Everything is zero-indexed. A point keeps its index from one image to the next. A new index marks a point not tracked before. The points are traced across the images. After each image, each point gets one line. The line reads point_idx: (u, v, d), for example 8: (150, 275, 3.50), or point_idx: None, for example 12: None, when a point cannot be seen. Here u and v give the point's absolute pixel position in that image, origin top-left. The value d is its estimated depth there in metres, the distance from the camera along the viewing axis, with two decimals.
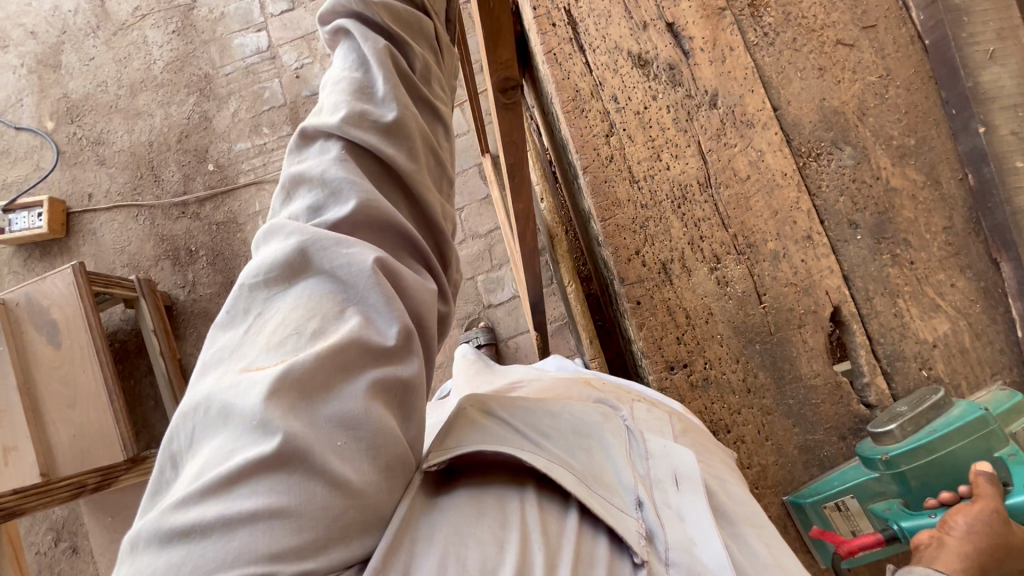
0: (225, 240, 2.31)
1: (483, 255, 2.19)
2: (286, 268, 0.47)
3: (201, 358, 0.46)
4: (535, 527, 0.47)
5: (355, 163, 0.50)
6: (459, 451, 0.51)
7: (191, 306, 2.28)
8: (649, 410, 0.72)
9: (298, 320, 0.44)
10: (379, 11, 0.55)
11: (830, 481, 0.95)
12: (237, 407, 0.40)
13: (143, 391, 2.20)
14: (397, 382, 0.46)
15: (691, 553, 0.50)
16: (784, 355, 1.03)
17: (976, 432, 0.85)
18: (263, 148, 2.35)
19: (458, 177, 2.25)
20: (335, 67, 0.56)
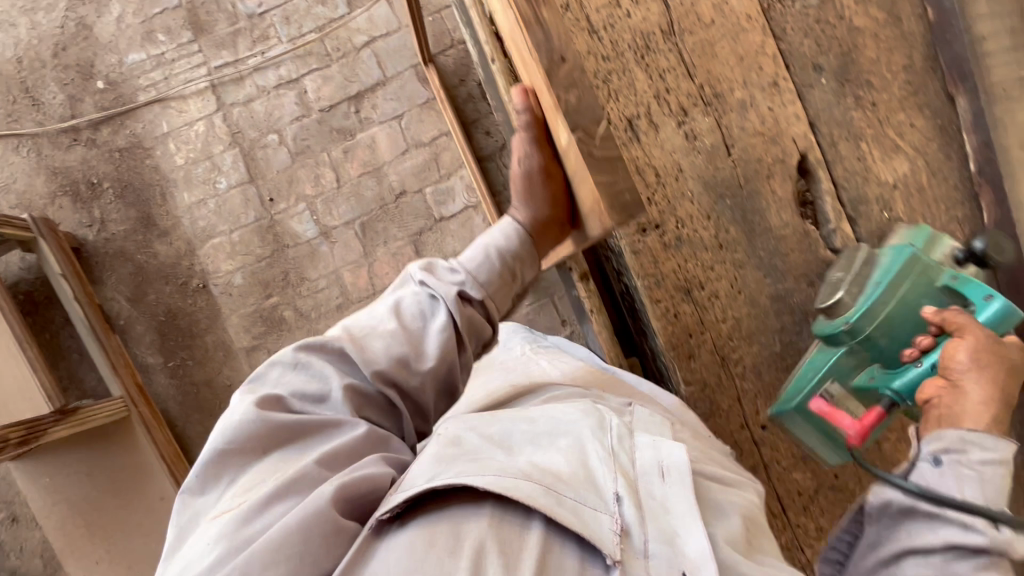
0: (132, 168, 2.03)
1: (428, 166, 2.05)
2: (248, 446, 0.65)
3: (175, 518, 0.65)
4: (492, 539, 0.57)
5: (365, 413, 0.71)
6: (410, 489, 0.61)
7: (104, 246, 2.02)
8: (651, 415, 0.85)
9: (260, 477, 0.64)
10: (465, 317, 0.75)
11: (803, 375, 0.94)
12: (210, 535, 0.60)
13: (64, 345, 1.98)
14: (350, 476, 0.63)
15: (673, 545, 0.62)
16: (754, 208, 1.00)
17: (919, 268, 0.88)
18: (161, 59, 2.04)
19: (393, 80, 2.04)
20: (408, 307, 0.76)
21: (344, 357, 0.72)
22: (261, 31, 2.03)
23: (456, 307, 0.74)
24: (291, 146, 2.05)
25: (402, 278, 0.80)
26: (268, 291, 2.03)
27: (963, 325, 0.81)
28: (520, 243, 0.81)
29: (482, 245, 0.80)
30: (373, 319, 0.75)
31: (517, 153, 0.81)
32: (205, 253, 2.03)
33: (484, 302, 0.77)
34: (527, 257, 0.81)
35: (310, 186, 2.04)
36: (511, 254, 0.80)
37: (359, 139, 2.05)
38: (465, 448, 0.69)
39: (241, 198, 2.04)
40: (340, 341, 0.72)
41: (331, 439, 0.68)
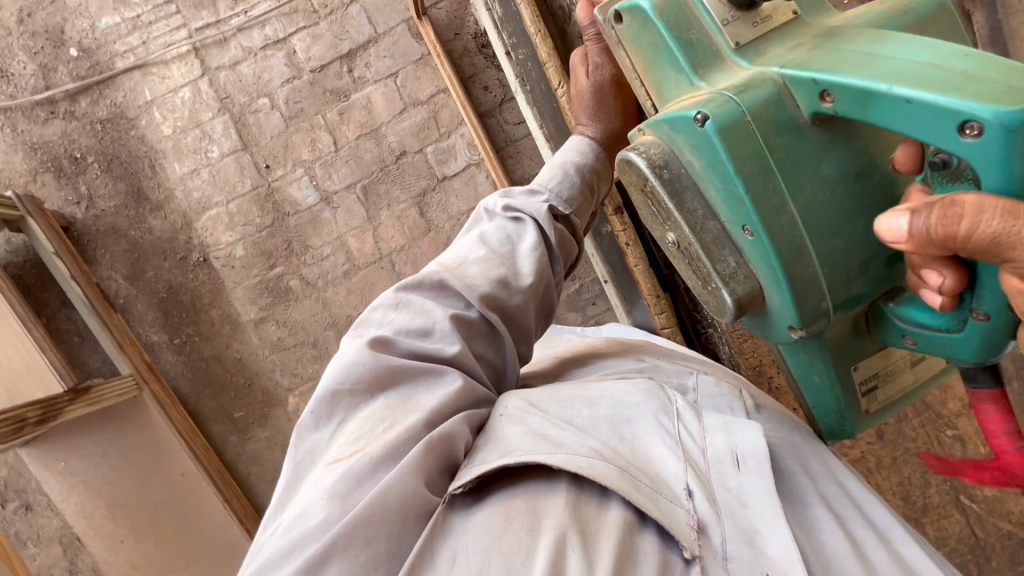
0: (117, 140, 1.94)
1: (428, 125, 2.00)
2: (366, 387, 0.66)
3: (291, 455, 0.67)
4: (570, 523, 0.55)
5: (469, 333, 0.71)
6: (481, 470, 0.59)
7: (95, 224, 1.95)
8: (718, 385, 0.83)
9: (373, 422, 0.64)
10: (555, 230, 0.75)
11: (814, 400, 0.71)
12: (319, 490, 0.61)
13: (62, 328, 1.91)
14: (435, 437, 0.62)
15: (755, 544, 0.59)
16: None
17: (759, 172, 0.54)
18: (137, 23, 1.92)
19: (385, 37, 1.97)
20: (491, 234, 0.75)
21: (442, 288, 0.72)
22: None
23: (546, 222, 0.75)
24: (284, 110, 1.97)
25: (477, 211, 0.79)
26: (271, 261, 1.99)
27: (1005, 236, 0.42)
28: (594, 158, 0.79)
29: (558, 163, 0.78)
30: (459, 252, 0.75)
31: (584, 67, 0.76)
32: (202, 226, 1.97)
33: (569, 216, 0.78)
34: (604, 172, 0.80)
35: (307, 151, 1.98)
36: (590, 169, 0.78)
37: (354, 100, 1.98)
38: (529, 426, 0.65)
39: (235, 166, 1.97)
40: (436, 274, 0.72)
41: (434, 379, 0.68)
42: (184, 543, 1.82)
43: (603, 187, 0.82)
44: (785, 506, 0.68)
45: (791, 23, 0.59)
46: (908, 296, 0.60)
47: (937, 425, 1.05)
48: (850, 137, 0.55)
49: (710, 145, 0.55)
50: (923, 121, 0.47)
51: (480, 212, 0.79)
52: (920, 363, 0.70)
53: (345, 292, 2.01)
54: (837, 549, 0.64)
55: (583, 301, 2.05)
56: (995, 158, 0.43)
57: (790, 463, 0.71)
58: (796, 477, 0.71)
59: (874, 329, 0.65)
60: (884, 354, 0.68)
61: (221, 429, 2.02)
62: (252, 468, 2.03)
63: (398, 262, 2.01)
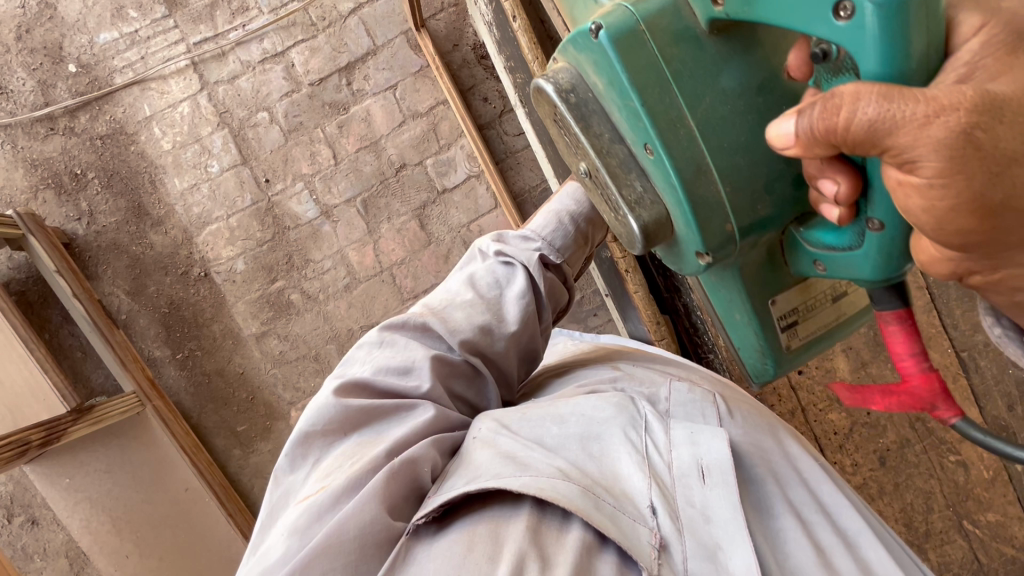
0: (117, 156, 1.94)
1: (427, 137, 1.99)
2: (338, 427, 0.65)
3: (269, 497, 0.66)
4: (529, 548, 0.55)
5: (449, 375, 0.69)
6: (449, 495, 0.59)
7: (96, 240, 1.95)
8: (692, 391, 0.78)
9: (341, 459, 0.64)
10: (545, 281, 0.73)
11: (738, 337, 0.71)
12: (286, 525, 0.60)
13: (65, 344, 1.92)
14: (397, 464, 0.61)
15: (716, 561, 0.58)
16: None
17: (655, 85, 0.54)
18: (135, 38, 1.93)
19: (383, 50, 1.96)
20: (481, 277, 0.74)
21: (425, 330, 0.71)
22: (240, 2, 1.93)
23: (536, 270, 0.73)
24: (283, 123, 1.97)
25: (472, 251, 0.78)
26: (272, 275, 1.99)
27: (882, 123, 0.40)
28: (590, 204, 0.77)
29: (553, 211, 0.76)
30: (448, 292, 0.74)
31: None
32: (203, 241, 1.98)
33: (560, 266, 0.75)
34: (599, 221, 0.78)
35: (307, 165, 1.98)
36: (585, 218, 0.77)
37: (352, 113, 1.98)
38: (501, 448, 0.65)
39: (235, 180, 1.97)
40: (420, 316, 0.71)
41: (406, 415, 0.66)
42: (189, 558, 1.84)
43: (598, 233, 0.79)
44: (751, 515, 0.66)
45: None
46: (817, 221, 0.59)
47: (939, 451, 1.06)
48: (749, 48, 0.55)
49: (607, 59, 0.56)
50: (803, 17, 0.47)
51: (475, 252, 0.77)
52: (842, 300, 0.69)
53: (346, 305, 2.01)
54: (806, 562, 0.63)
55: (583, 312, 2.04)
56: (864, 44, 0.43)
57: (760, 470, 0.70)
58: (767, 484, 0.69)
59: (790, 259, 0.64)
60: (806, 285, 0.67)
61: (224, 443, 2.02)
62: (256, 482, 2.03)
63: (399, 276, 2.01)
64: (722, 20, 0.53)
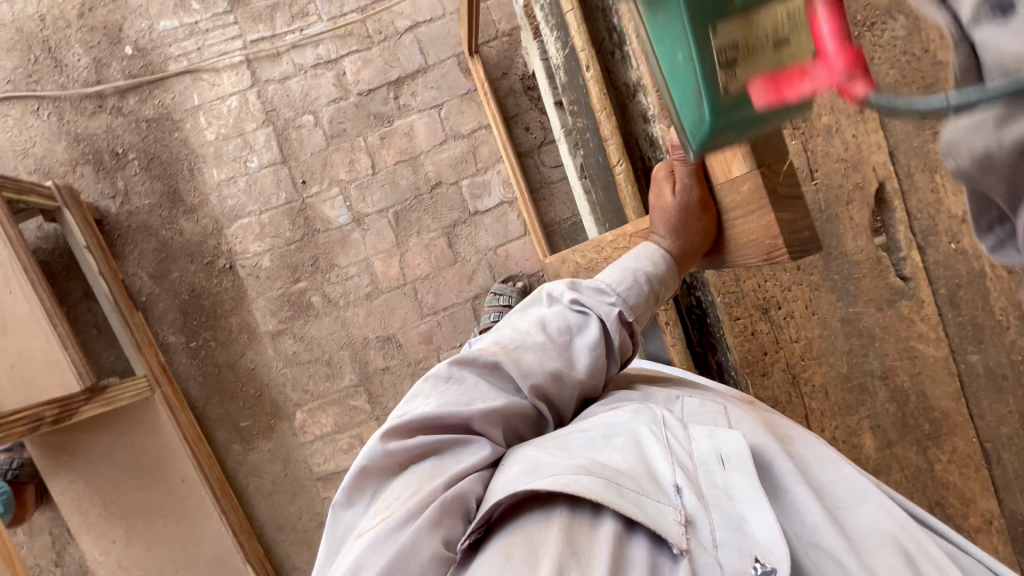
0: (160, 140, 1.97)
1: (466, 158, 2.02)
2: (396, 462, 0.66)
3: (330, 533, 0.68)
4: (564, 544, 0.55)
5: (510, 417, 0.69)
6: (489, 505, 0.60)
7: (127, 220, 1.96)
8: (703, 406, 0.77)
9: (397, 492, 0.64)
10: (620, 334, 0.75)
11: (682, 105, 0.49)
12: (346, 558, 0.61)
13: (81, 319, 1.93)
14: (450, 496, 0.61)
15: (743, 530, 0.59)
16: (832, 233, 1.03)
17: None
18: (193, 29, 1.97)
19: (434, 69, 2.01)
20: (552, 322, 0.74)
21: (495, 368, 0.71)
22: (301, 7, 1.98)
23: (613, 324, 0.74)
24: (327, 128, 2.00)
25: (542, 294, 0.79)
26: (296, 275, 2.00)
27: None
28: (664, 267, 0.79)
29: (628, 270, 0.79)
30: (517, 333, 0.74)
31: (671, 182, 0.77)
32: (232, 233, 1.99)
33: (631, 325, 0.76)
34: (671, 282, 0.80)
35: (344, 171, 2.01)
36: (658, 280, 0.78)
37: (396, 126, 2.01)
38: (526, 462, 0.64)
39: (272, 178, 1.99)
40: (492, 354, 0.71)
41: (466, 452, 0.67)
42: (178, 549, 1.83)
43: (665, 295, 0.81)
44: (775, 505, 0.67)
45: None
46: None
47: None
48: None
49: None
50: None
51: (544, 295, 0.78)
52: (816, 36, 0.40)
53: (365, 314, 2.01)
54: (817, 518, 0.63)
55: None
56: None
57: (767, 448, 0.69)
58: (773, 460, 0.68)
59: None
60: (792, 170, 0.64)
61: (225, 436, 2.01)
62: (251, 479, 2.02)
63: (421, 291, 2.02)
64: None
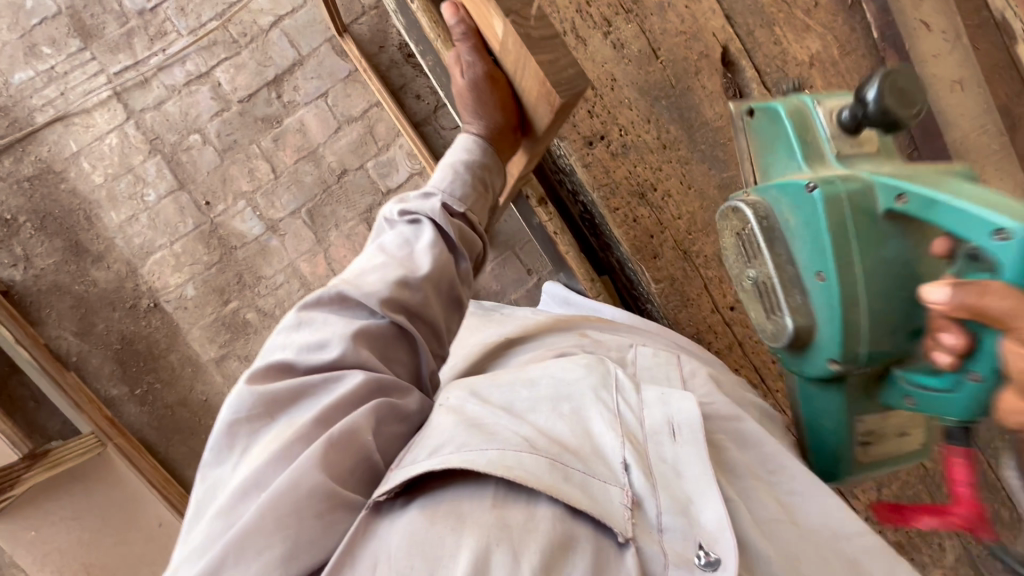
0: (47, 196, 1.90)
1: (365, 140, 1.99)
2: (262, 408, 0.62)
3: (198, 493, 0.63)
4: (499, 520, 0.53)
5: (364, 339, 0.67)
6: (414, 473, 0.57)
7: (35, 284, 1.89)
8: (656, 355, 0.85)
9: (271, 439, 0.61)
10: (453, 227, 0.75)
11: (817, 409, 0.76)
12: (216, 508, 0.57)
13: (16, 395, 1.86)
14: (336, 432, 0.60)
15: (688, 516, 0.60)
16: (689, 106, 1.05)
17: (842, 230, 0.61)
18: (51, 74, 1.89)
19: (310, 58, 1.96)
20: (390, 241, 0.74)
21: (344, 301, 0.69)
22: (157, 27, 1.91)
23: (441, 218, 0.74)
24: (217, 143, 1.95)
25: (379, 223, 0.79)
26: (225, 297, 1.96)
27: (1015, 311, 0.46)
28: (483, 152, 0.80)
29: (449, 165, 0.79)
30: (361, 262, 0.73)
31: (458, 68, 0.81)
32: (148, 271, 1.94)
33: (466, 214, 0.77)
34: (493, 165, 0.81)
35: (246, 182, 1.96)
36: (479, 165, 0.79)
37: (286, 125, 1.97)
38: (467, 418, 0.64)
39: (174, 207, 1.94)
40: (334, 287, 0.69)
41: (331, 386, 0.64)
42: None
43: (497, 183, 0.83)
44: (723, 474, 0.68)
45: (878, 153, 0.66)
46: (918, 365, 0.64)
47: None
48: (917, 231, 0.60)
49: (811, 207, 0.63)
50: (964, 222, 0.52)
51: (382, 222, 0.78)
52: (906, 436, 0.75)
53: None
54: (766, 513, 0.66)
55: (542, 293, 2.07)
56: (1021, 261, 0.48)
57: (722, 429, 0.74)
58: (728, 447, 0.72)
59: (885, 389, 0.70)
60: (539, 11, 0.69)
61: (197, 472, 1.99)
62: None
63: None
64: (901, 211, 0.59)
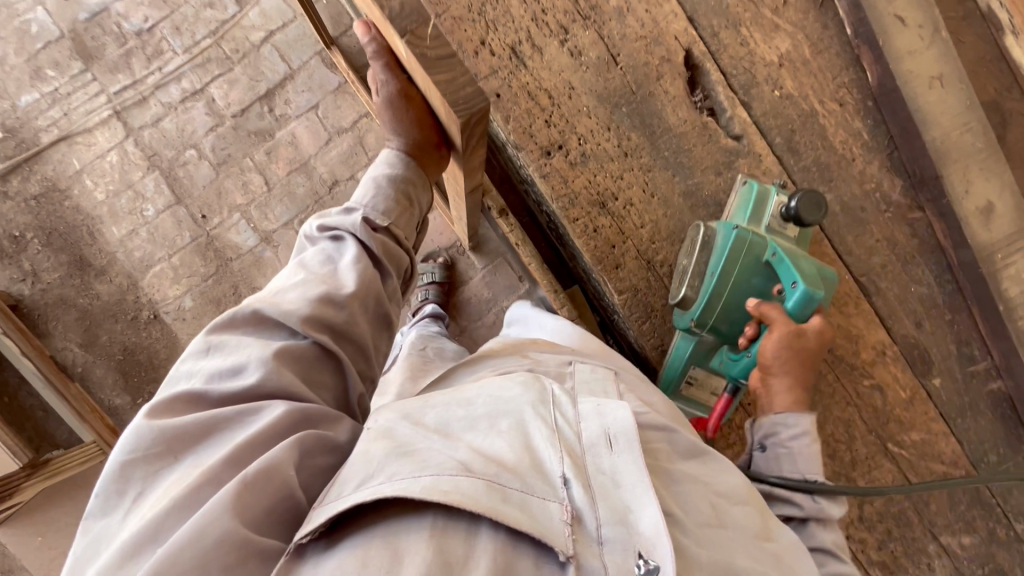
0: (54, 213, 1.97)
1: (355, 151, 2.01)
2: (165, 447, 0.60)
3: (82, 542, 0.58)
4: (435, 553, 0.51)
5: (285, 360, 0.68)
6: (342, 508, 0.53)
7: (43, 297, 1.97)
8: (594, 371, 0.84)
9: (174, 482, 0.58)
10: (374, 241, 0.81)
11: (679, 348, 1.08)
12: (105, 559, 0.54)
13: (27, 404, 1.95)
14: (252, 472, 0.58)
15: (627, 524, 0.58)
16: (651, 112, 1.12)
17: (742, 254, 0.97)
18: (56, 96, 1.96)
19: (300, 71, 2.00)
20: (311, 257, 0.79)
21: (260, 321, 0.71)
22: (154, 47, 1.97)
23: (362, 234, 0.81)
24: (212, 158, 2.00)
25: (301, 240, 0.84)
26: (221, 308, 2.00)
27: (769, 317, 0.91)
28: (403, 167, 0.88)
29: (370, 180, 0.87)
30: (281, 279, 0.77)
31: (376, 85, 0.85)
32: (148, 284, 1.99)
33: (388, 228, 0.84)
34: (415, 180, 0.89)
35: (241, 195, 2.00)
36: (401, 179, 0.87)
37: (279, 137, 2.00)
38: (398, 441, 0.61)
39: (172, 221, 2.00)
40: (250, 307, 0.70)
41: (248, 420, 0.63)
42: None
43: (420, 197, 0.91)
44: (656, 480, 0.67)
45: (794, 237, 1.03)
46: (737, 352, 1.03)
47: (854, 377, 1.15)
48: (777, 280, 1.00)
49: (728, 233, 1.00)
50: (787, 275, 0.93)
51: (302, 240, 0.84)
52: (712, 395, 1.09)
53: None
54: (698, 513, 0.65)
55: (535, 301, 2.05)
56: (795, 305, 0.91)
57: (654, 436, 0.74)
58: (659, 455, 0.71)
59: None
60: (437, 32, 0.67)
61: None
62: None
63: None
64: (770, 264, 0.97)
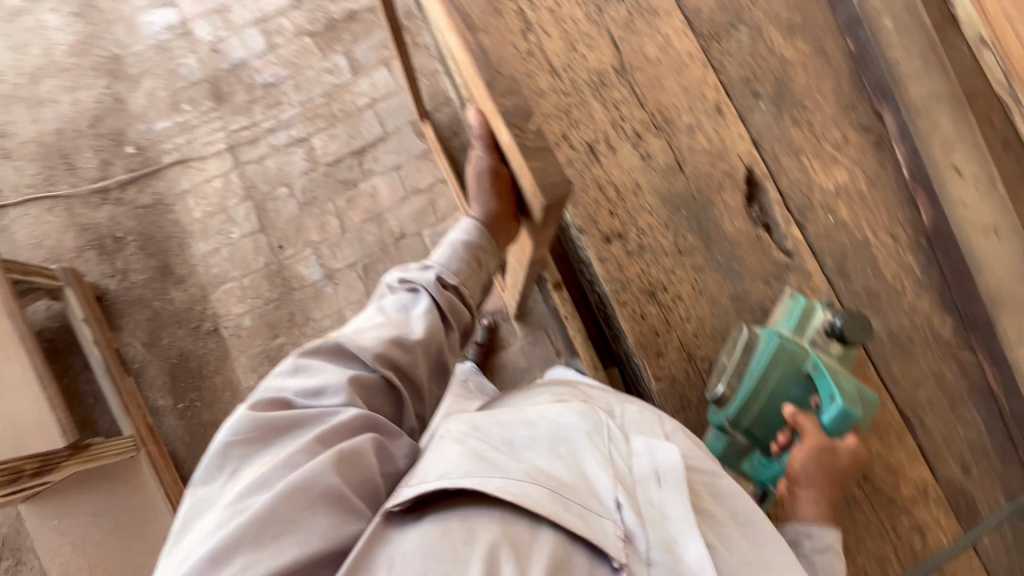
0: (155, 222, 2.21)
1: (426, 211, 2.19)
2: (260, 432, 0.71)
3: (189, 504, 0.69)
4: (504, 539, 0.61)
5: (354, 389, 0.77)
6: (423, 488, 0.64)
7: (125, 294, 2.16)
8: (641, 409, 0.87)
9: (270, 456, 0.70)
10: (445, 298, 0.91)
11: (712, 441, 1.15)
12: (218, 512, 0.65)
13: (82, 390, 2.08)
14: (342, 447, 0.70)
15: (671, 552, 0.67)
16: (708, 218, 1.20)
17: (783, 364, 1.05)
18: (185, 126, 2.27)
19: (392, 135, 2.24)
20: (389, 304, 0.89)
21: (340, 353, 0.80)
22: (275, 98, 2.28)
23: (436, 291, 0.91)
24: (300, 197, 2.22)
25: (380, 288, 0.95)
26: (275, 331, 2.13)
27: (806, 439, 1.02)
28: (480, 235, 0.98)
29: (450, 244, 0.97)
30: (360, 319, 0.87)
31: (473, 164, 0.97)
32: (217, 298, 2.16)
33: (457, 287, 0.94)
34: (489, 248, 0.99)
35: (317, 233, 2.19)
36: (476, 246, 0.98)
37: (361, 188, 2.21)
38: (470, 445, 0.69)
39: (252, 246, 2.19)
40: (333, 339, 0.80)
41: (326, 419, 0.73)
42: None
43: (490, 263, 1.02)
44: (700, 520, 0.74)
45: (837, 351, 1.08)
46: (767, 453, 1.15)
47: (892, 511, 1.11)
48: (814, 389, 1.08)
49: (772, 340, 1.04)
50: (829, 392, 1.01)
51: (382, 288, 0.94)
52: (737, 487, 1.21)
53: None
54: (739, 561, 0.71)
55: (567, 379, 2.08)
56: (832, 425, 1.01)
57: (700, 477, 0.79)
58: (703, 499, 0.77)
59: None
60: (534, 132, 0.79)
61: None
62: None
63: None
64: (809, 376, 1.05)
